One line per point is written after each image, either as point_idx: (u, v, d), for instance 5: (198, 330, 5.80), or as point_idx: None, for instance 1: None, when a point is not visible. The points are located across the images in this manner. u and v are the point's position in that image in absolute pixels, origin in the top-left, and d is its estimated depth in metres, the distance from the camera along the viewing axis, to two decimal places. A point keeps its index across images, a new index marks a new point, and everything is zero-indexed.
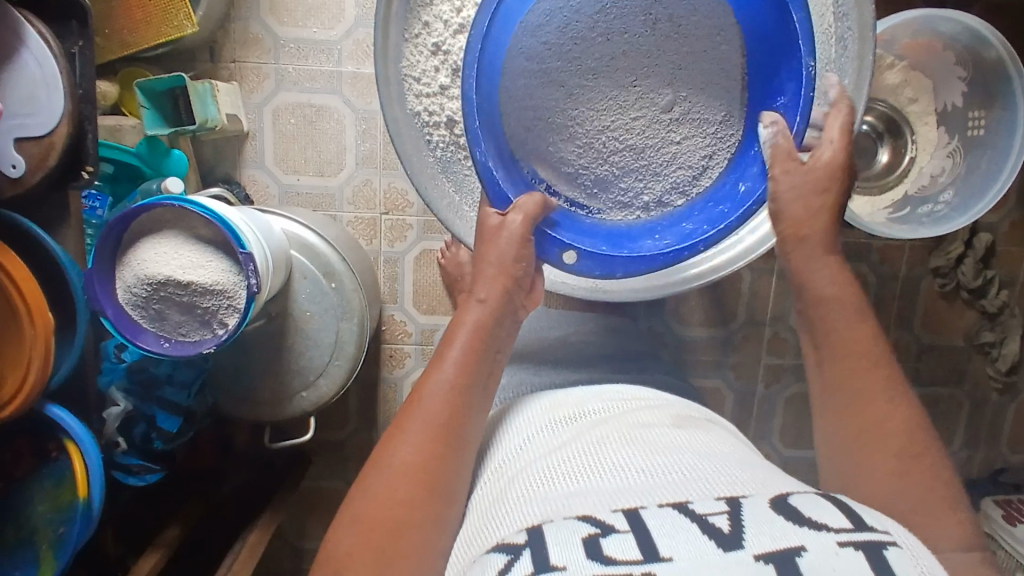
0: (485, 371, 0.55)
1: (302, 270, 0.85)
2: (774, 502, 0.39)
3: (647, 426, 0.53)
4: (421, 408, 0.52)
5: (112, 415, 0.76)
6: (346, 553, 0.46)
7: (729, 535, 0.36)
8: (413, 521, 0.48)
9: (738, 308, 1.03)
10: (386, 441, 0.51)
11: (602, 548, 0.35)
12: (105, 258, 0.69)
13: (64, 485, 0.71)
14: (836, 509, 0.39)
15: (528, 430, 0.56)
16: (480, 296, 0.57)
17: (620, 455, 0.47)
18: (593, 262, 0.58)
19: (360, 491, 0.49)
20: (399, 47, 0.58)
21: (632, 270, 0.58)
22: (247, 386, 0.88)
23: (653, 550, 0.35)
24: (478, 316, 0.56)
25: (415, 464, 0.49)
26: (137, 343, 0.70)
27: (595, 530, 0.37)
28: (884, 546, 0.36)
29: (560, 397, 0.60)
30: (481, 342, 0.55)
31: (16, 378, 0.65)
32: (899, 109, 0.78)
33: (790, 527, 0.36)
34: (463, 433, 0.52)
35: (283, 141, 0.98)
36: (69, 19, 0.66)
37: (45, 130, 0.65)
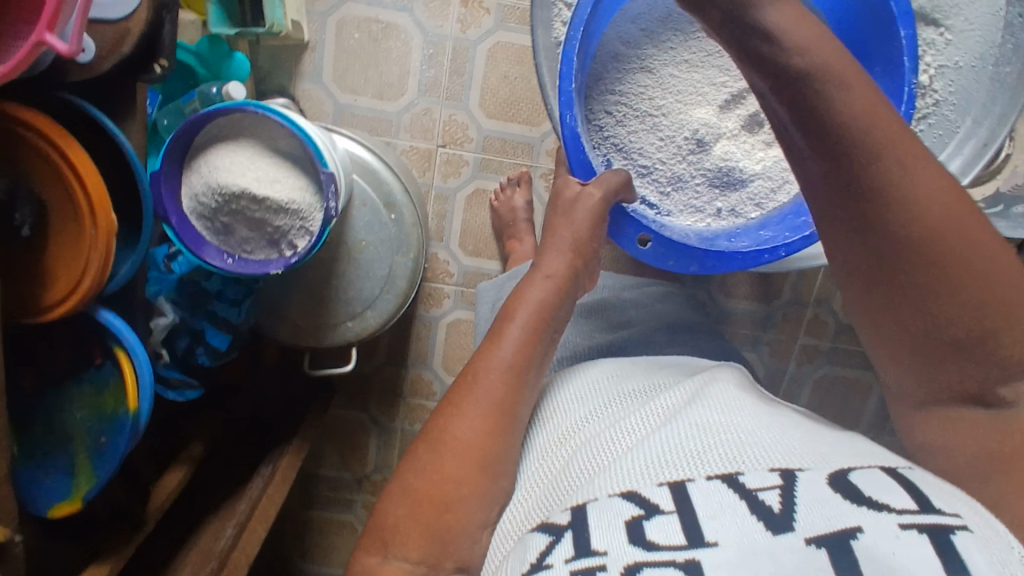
0: (540, 350, 0.54)
1: (361, 198, 0.82)
2: (832, 478, 0.39)
3: (711, 391, 0.52)
4: (479, 383, 0.51)
5: (159, 327, 0.73)
6: (395, 523, 0.47)
7: (778, 517, 0.37)
8: (461, 497, 0.48)
9: (784, 286, 1.03)
10: (441, 415, 0.51)
11: (644, 534, 0.38)
12: (172, 162, 0.65)
13: (108, 392, 0.67)
14: (901, 489, 0.38)
15: (595, 396, 0.56)
16: (545, 271, 0.57)
17: (668, 420, 0.48)
18: (666, 250, 0.64)
19: (411, 468, 0.49)
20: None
21: (709, 268, 0.64)
22: (291, 312, 0.85)
23: (699, 535, 0.37)
24: (542, 293, 0.56)
25: (469, 442, 0.49)
26: (199, 256, 0.66)
27: (638, 512, 0.40)
28: (952, 530, 0.35)
29: (624, 371, 0.60)
30: (542, 320, 0.55)
31: (69, 278, 0.60)
32: None
33: (847, 508, 0.37)
34: (517, 408, 0.52)
35: (345, 55, 0.92)
36: None
37: (122, 14, 0.59)
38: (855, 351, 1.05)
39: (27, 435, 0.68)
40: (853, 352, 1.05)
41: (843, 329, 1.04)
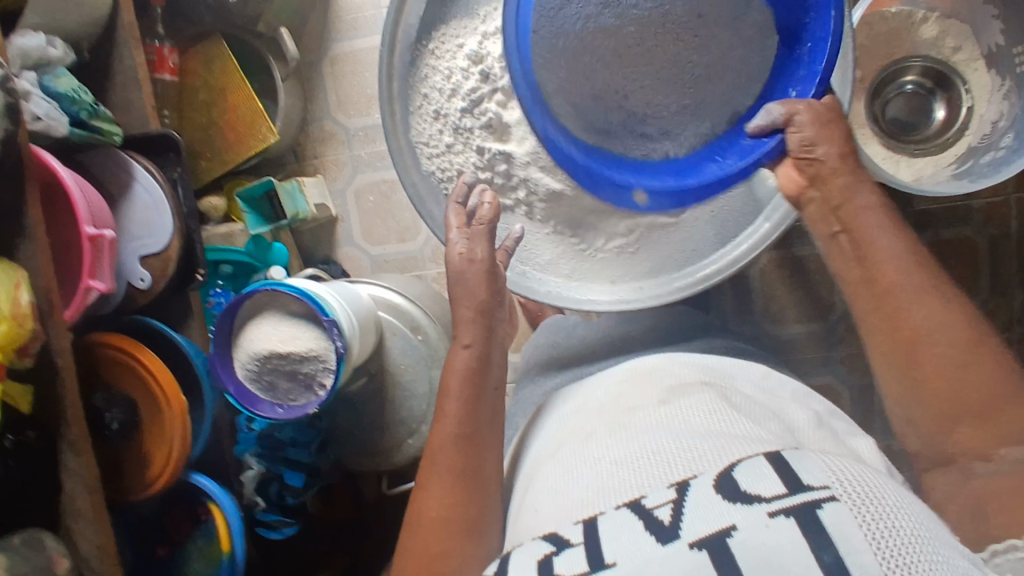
0: (485, 411, 0.55)
1: (391, 329, 0.94)
2: (717, 480, 0.34)
3: (635, 410, 0.49)
4: (437, 459, 0.53)
5: (249, 478, 0.90)
6: None
7: (666, 527, 0.32)
8: (449, 565, 0.48)
9: (835, 298, 0.99)
10: (415, 497, 0.52)
11: (552, 568, 0.33)
12: (223, 345, 0.81)
13: (214, 541, 0.81)
14: (772, 470, 0.33)
15: (548, 436, 0.54)
16: (463, 341, 0.57)
17: (596, 448, 0.45)
18: (665, 199, 0.59)
19: (403, 552, 0.51)
20: (404, 93, 0.58)
21: (704, 196, 0.58)
22: (362, 441, 0.97)
23: (598, 556, 0.32)
24: (466, 360, 0.56)
25: (443, 515, 0.50)
26: (256, 412, 0.81)
27: (551, 548, 0.35)
28: (820, 506, 0.30)
29: (578, 393, 0.58)
30: (474, 383, 0.55)
31: (162, 452, 0.77)
32: (943, 61, 0.72)
33: (723, 509, 0.32)
34: (481, 470, 0.52)
35: (367, 216, 1.09)
36: (167, 151, 0.80)
37: (161, 246, 0.78)
38: None
39: None
40: None
41: None
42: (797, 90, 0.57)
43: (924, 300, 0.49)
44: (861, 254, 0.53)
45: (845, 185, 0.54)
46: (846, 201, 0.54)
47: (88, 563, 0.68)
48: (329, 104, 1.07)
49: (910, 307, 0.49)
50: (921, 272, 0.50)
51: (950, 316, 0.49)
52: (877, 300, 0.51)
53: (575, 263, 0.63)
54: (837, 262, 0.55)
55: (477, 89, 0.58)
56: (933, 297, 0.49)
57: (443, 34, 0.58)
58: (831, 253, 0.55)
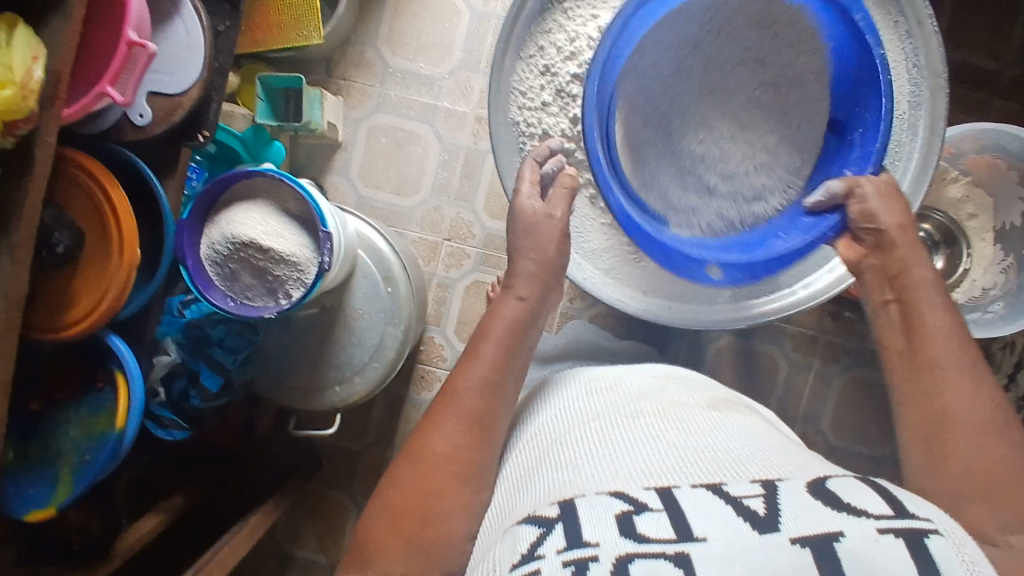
0: (515, 365, 0.55)
1: (363, 270, 0.90)
2: (812, 484, 0.39)
3: (681, 406, 0.52)
4: (456, 399, 0.52)
5: (161, 363, 0.82)
6: (376, 539, 0.48)
7: (765, 518, 0.36)
8: (440, 506, 0.48)
9: (772, 399, 1.05)
10: (419, 432, 0.52)
11: (636, 527, 0.36)
12: (198, 214, 0.74)
13: (102, 414, 0.73)
14: (874, 493, 0.39)
15: (566, 401, 0.57)
16: (519, 293, 0.57)
17: (649, 429, 0.48)
18: (738, 272, 0.62)
19: (390, 482, 0.50)
20: (522, 40, 0.60)
21: (773, 268, 0.62)
22: (285, 371, 0.91)
23: (686, 529, 0.36)
24: (512, 312, 0.56)
25: (449, 456, 0.50)
26: (205, 296, 0.74)
27: (628, 507, 0.38)
28: (925, 534, 0.36)
29: (596, 372, 0.61)
30: (511, 340, 0.55)
31: (90, 299, 0.68)
32: (957, 223, 0.80)
33: (828, 513, 0.36)
34: (496, 421, 0.53)
35: (370, 156, 1.05)
36: (224, 2, 0.75)
37: (178, 90, 0.72)
38: (844, 474, 1.04)
39: (23, 453, 0.73)
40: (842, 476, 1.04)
41: (833, 450, 1.04)
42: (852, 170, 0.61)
43: (959, 379, 0.50)
44: (911, 323, 0.54)
45: (905, 255, 0.56)
46: (901, 271, 0.56)
47: None
48: (378, 34, 1.04)
49: (943, 383, 0.50)
50: (963, 355, 0.51)
51: (981, 402, 0.49)
52: (914, 369, 0.52)
53: (619, 261, 0.65)
54: (882, 327, 0.57)
55: (593, 61, 0.59)
56: (969, 379, 0.50)
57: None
58: (879, 319, 0.57)
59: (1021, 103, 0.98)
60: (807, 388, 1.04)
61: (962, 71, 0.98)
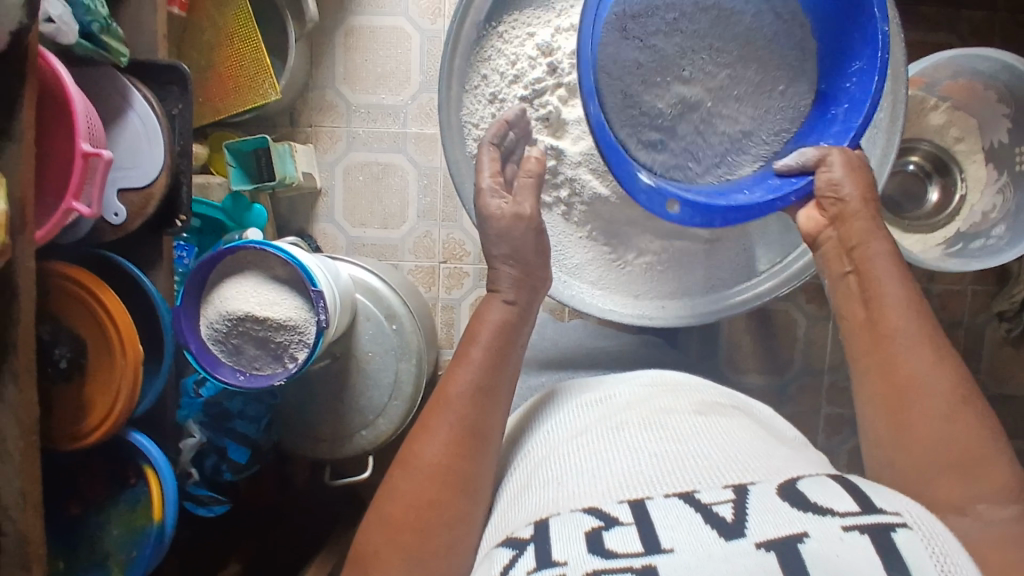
0: (508, 371, 0.54)
1: (365, 313, 0.90)
2: (781, 489, 0.39)
3: (669, 412, 0.52)
4: (448, 406, 0.51)
5: (187, 446, 0.83)
6: (375, 551, 0.46)
7: (731, 525, 0.36)
8: (439, 519, 0.47)
9: (795, 355, 1.03)
10: (412, 439, 0.50)
11: (603, 543, 0.37)
12: (191, 296, 0.75)
13: (139, 508, 0.75)
14: (844, 493, 0.39)
15: (558, 416, 0.57)
16: (505, 297, 0.56)
17: (633, 440, 0.48)
18: (694, 210, 0.54)
19: (388, 493, 0.48)
20: (464, 71, 0.60)
21: (731, 218, 0.55)
22: (311, 425, 0.92)
23: (654, 543, 0.36)
24: (499, 316, 0.55)
25: (445, 463, 0.49)
26: (215, 375, 0.75)
27: (598, 523, 0.39)
28: (893, 529, 0.36)
29: (587, 385, 0.61)
30: (502, 341, 0.54)
31: (104, 403, 0.70)
32: (945, 149, 0.79)
33: (794, 514, 0.37)
34: (491, 430, 0.51)
35: (352, 196, 1.05)
36: (171, 84, 0.75)
37: (147, 181, 0.72)
38: None
39: (73, 561, 0.75)
40: None
41: None
42: (830, 142, 0.59)
43: (918, 350, 0.50)
44: (869, 296, 0.54)
45: (865, 229, 0.56)
46: (861, 243, 0.56)
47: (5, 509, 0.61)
48: (335, 75, 1.03)
49: (902, 355, 0.50)
50: (922, 326, 0.51)
51: (943, 369, 0.49)
52: (874, 342, 0.52)
53: (603, 271, 0.64)
54: (841, 300, 0.57)
55: (540, 80, 0.58)
56: (929, 348, 0.50)
57: (517, 18, 0.60)
58: (837, 291, 0.57)
59: (993, 8, 0.95)
60: (828, 337, 1.03)
61: None
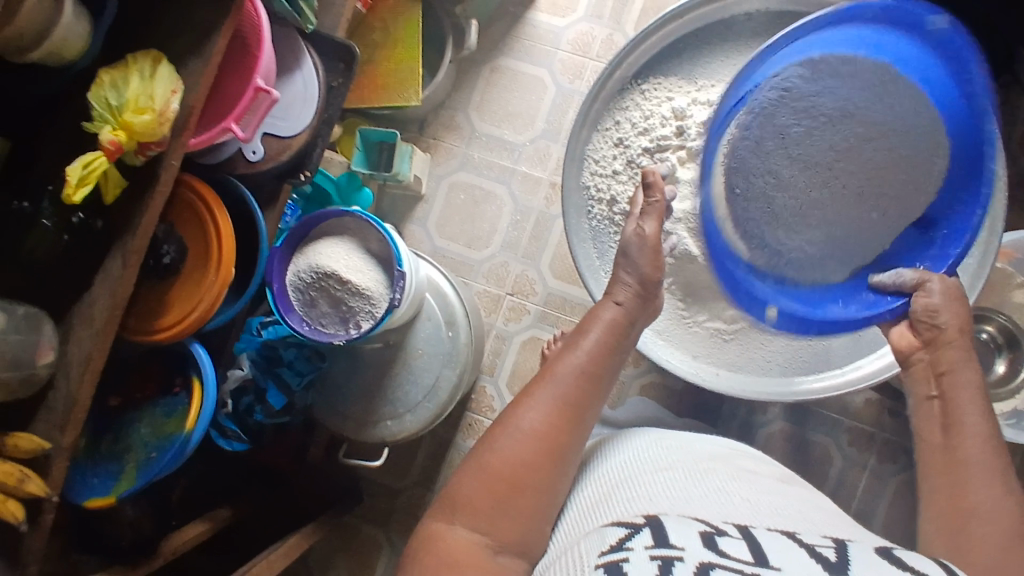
0: (613, 364, 0.55)
1: (428, 313, 0.95)
2: (881, 549, 0.38)
3: (753, 476, 0.52)
4: (554, 380, 0.53)
5: (233, 376, 0.88)
6: (468, 500, 0.47)
7: (836, 563, 0.35)
8: (533, 483, 0.48)
9: (821, 493, 1.01)
10: (513, 404, 0.51)
11: (717, 544, 0.36)
12: (290, 243, 0.82)
13: (173, 417, 0.81)
14: (938, 566, 0.38)
15: (632, 451, 0.56)
16: (617, 297, 0.59)
17: (724, 486, 0.48)
18: (788, 321, 0.69)
19: (486, 447, 0.49)
20: (600, 113, 0.67)
21: (824, 331, 0.68)
22: (343, 400, 0.96)
23: (765, 557, 0.35)
24: (613, 315, 0.58)
25: (542, 432, 0.49)
26: (284, 318, 0.80)
27: (710, 530, 0.39)
28: None
29: (661, 434, 0.60)
30: (613, 338, 0.57)
31: (182, 310, 0.76)
32: (1022, 327, 0.80)
33: (894, 570, 0.35)
34: (587, 414, 0.52)
35: (448, 209, 1.12)
36: (337, 61, 0.85)
37: (290, 133, 0.81)
38: None
39: (96, 444, 0.81)
40: None
41: None
42: (928, 262, 0.67)
43: (990, 485, 0.51)
44: (948, 420, 0.57)
45: (956, 358, 0.60)
46: (950, 371, 0.60)
47: (68, 368, 0.66)
48: (469, 101, 1.13)
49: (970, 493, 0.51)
50: (998, 462, 0.53)
51: (1007, 503, 0.50)
52: (946, 467, 0.54)
53: (673, 324, 0.74)
54: (921, 418, 0.59)
55: (666, 137, 0.66)
56: (1002, 486, 0.51)
57: (659, 82, 0.67)
58: (919, 413, 0.60)
59: None
60: (860, 486, 1.01)
61: None
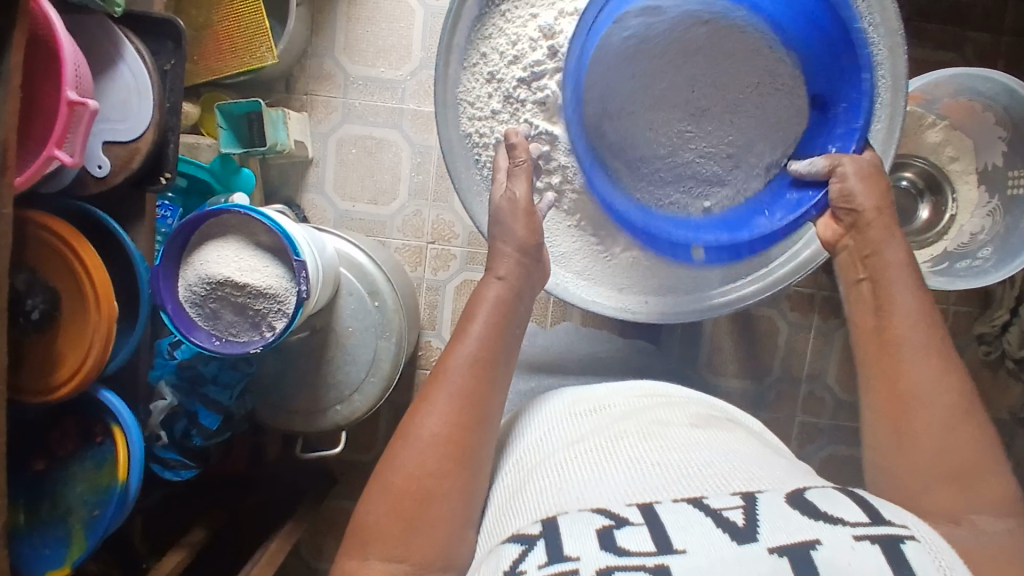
0: (506, 345, 0.52)
1: (348, 288, 0.89)
2: (790, 496, 0.37)
3: (664, 424, 0.50)
4: (446, 379, 0.50)
5: (158, 408, 0.83)
6: (377, 523, 0.46)
7: (743, 529, 0.34)
8: (441, 490, 0.46)
9: (774, 361, 1.04)
10: (410, 415, 0.49)
11: (615, 540, 0.35)
12: (170, 259, 0.74)
13: (104, 468, 0.74)
14: (852, 502, 0.38)
15: (548, 424, 0.54)
16: (497, 272, 0.55)
17: (634, 449, 0.45)
18: (719, 253, 0.62)
19: (389, 466, 0.47)
20: (463, 47, 0.60)
21: (757, 249, 0.61)
22: (283, 395, 0.91)
23: (667, 542, 0.34)
24: (497, 293, 0.54)
25: (440, 438, 0.47)
26: (190, 339, 0.74)
27: (609, 522, 0.36)
28: (901, 540, 0.35)
29: (581, 392, 0.58)
30: (502, 317, 0.53)
31: (74, 360, 0.69)
32: (940, 167, 0.81)
33: (805, 522, 0.35)
34: (489, 405, 0.50)
35: (343, 168, 1.04)
36: (164, 38, 0.73)
37: (133, 135, 0.71)
38: (856, 427, 1.04)
39: (34, 515, 0.74)
40: (852, 429, 1.04)
41: (840, 405, 1.04)
42: (837, 146, 0.59)
43: (913, 366, 0.50)
44: (879, 304, 0.53)
45: (879, 237, 0.55)
46: (875, 252, 0.55)
47: None
48: (335, 44, 1.02)
49: (898, 374, 0.51)
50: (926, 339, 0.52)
51: (937, 382, 0.49)
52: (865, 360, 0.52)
53: (589, 262, 0.65)
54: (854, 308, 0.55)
55: (540, 62, 0.58)
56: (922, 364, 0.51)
57: None
58: (850, 300, 0.56)
59: (997, 31, 0.95)
60: (810, 346, 1.03)
61: (937, 5, 0.95)
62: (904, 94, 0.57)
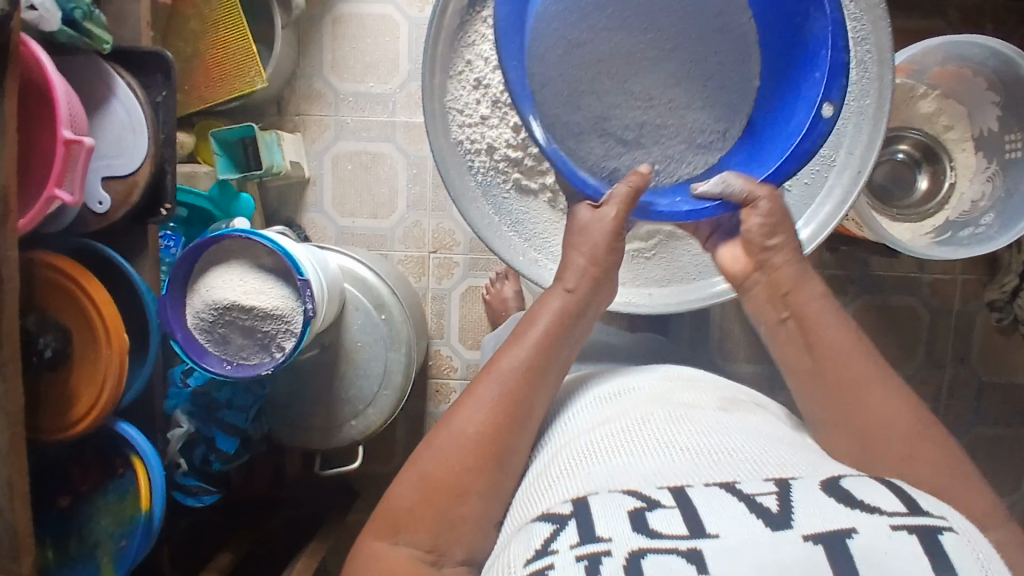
0: (563, 356, 0.52)
1: (354, 303, 0.89)
2: (825, 484, 0.37)
3: (689, 408, 0.50)
4: (497, 376, 0.50)
5: (174, 437, 0.84)
6: (408, 509, 0.47)
7: (777, 515, 0.34)
8: (472, 487, 0.47)
9: None
10: (455, 407, 0.50)
11: (647, 522, 0.35)
12: (178, 285, 0.75)
13: (127, 499, 0.74)
14: (889, 492, 0.37)
15: (570, 410, 0.54)
16: (567, 285, 0.55)
17: (661, 432, 0.45)
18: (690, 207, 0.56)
19: (422, 453, 0.48)
20: (447, 56, 0.60)
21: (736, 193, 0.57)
22: (299, 414, 0.92)
23: (700, 526, 0.34)
24: (561, 303, 0.54)
25: (478, 433, 0.48)
26: (200, 364, 0.74)
27: (640, 503, 0.37)
28: (939, 531, 0.35)
29: (605, 377, 0.58)
30: (561, 327, 0.53)
31: (90, 396, 0.69)
32: (935, 137, 0.82)
33: (842, 510, 0.35)
34: (533, 408, 0.50)
35: (340, 185, 1.04)
36: (155, 72, 0.74)
37: (130, 169, 0.72)
38: None
39: (63, 551, 0.75)
40: None
41: None
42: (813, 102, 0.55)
43: None
44: None
45: None
46: None
47: None
48: (322, 63, 1.03)
49: None
50: None
51: None
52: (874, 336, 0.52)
53: None
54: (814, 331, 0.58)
55: None
56: None
57: None
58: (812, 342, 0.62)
59: None
60: None
61: None
62: (891, 68, 0.57)
